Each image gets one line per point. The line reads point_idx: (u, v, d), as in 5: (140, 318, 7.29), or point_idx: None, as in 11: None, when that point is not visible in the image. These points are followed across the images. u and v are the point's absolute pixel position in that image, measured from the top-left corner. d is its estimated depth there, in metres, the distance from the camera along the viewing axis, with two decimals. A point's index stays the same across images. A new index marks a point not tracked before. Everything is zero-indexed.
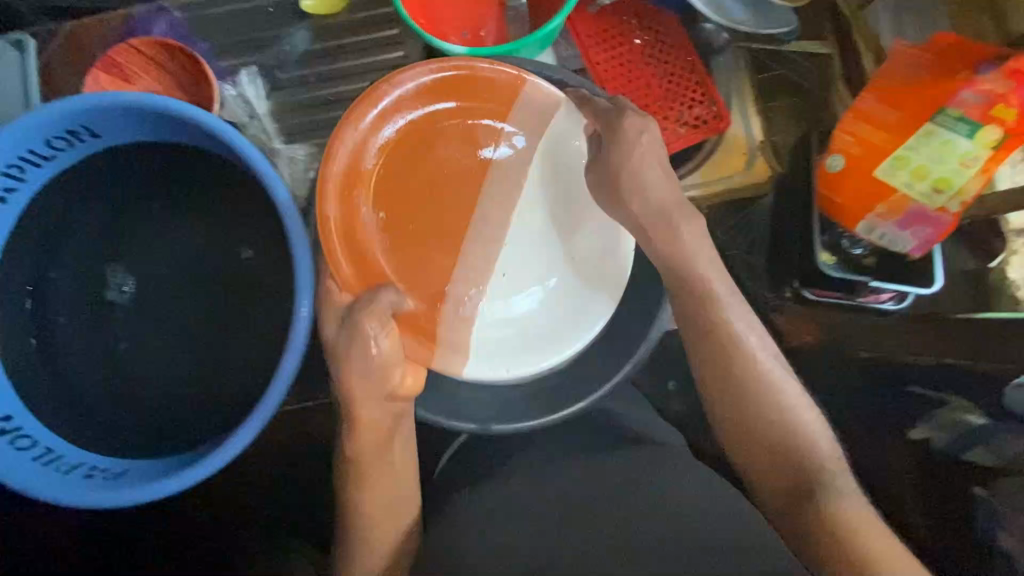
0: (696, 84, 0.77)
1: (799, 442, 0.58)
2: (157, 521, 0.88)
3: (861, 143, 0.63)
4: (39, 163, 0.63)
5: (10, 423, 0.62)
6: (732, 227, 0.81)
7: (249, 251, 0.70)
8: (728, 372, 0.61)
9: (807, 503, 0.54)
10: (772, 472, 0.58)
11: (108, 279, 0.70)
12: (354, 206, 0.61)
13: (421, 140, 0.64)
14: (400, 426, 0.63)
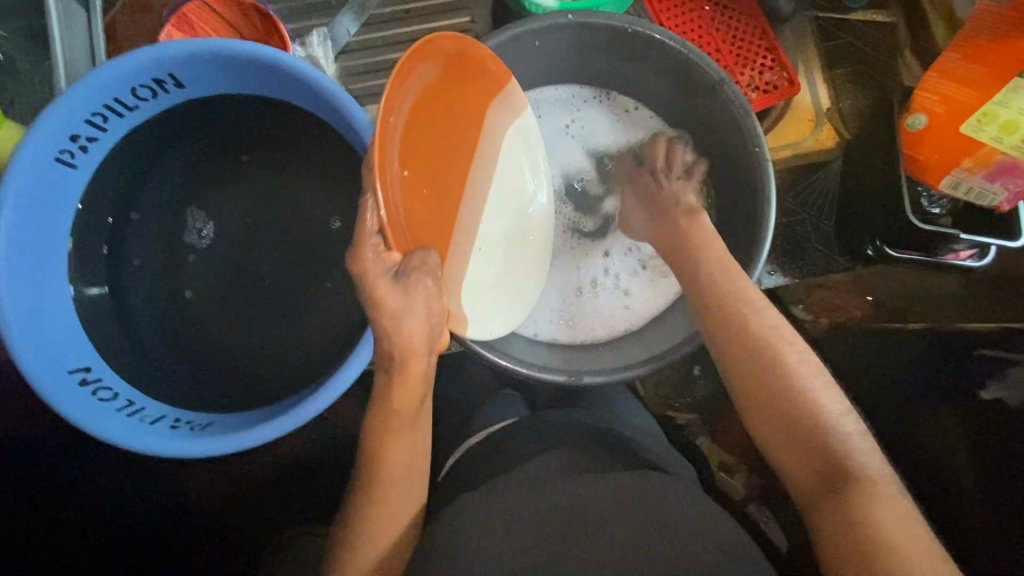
0: (767, 49, 0.78)
1: (833, 439, 0.55)
2: (209, 479, 0.90)
3: (945, 101, 0.64)
4: (122, 114, 0.64)
5: (91, 373, 0.62)
6: (796, 191, 0.83)
7: (338, 221, 0.71)
8: (757, 371, 0.58)
9: (841, 506, 0.52)
10: (803, 472, 0.55)
11: (188, 222, 0.71)
12: (390, 159, 0.54)
13: (440, 109, 0.62)
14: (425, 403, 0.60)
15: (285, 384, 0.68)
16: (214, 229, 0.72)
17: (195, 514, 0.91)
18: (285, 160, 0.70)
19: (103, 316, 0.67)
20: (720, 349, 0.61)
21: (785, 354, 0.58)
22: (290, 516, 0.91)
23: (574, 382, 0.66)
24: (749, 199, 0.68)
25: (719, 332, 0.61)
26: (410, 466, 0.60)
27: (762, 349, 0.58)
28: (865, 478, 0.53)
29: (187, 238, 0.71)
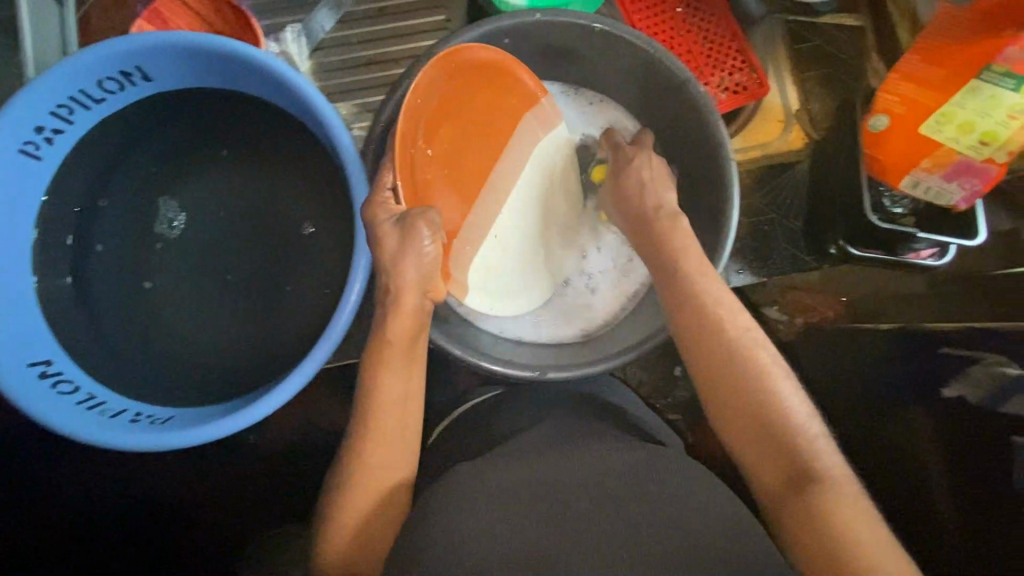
0: (736, 51, 0.79)
1: (796, 439, 0.55)
2: (179, 477, 0.89)
3: (905, 102, 0.65)
4: (88, 107, 0.64)
5: (52, 366, 0.62)
6: (768, 192, 0.84)
7: (311, 227, 0.70)
8: (724, 369, 0.58)
9: (803, 505, 0.52)
10: (767, 471, 0.56)
11: (160, 211, 0.71)
12: (411, 134, 0.65)
13: (473, 98, 0.72)
14: (411, 388, 0.60)
15: (254, 379, 0.67)
16: (185, 220, 0.71)
17: (168, 515, 0.90)
18: (256, 155, 0.70)
19: (68, 310, 0.66)
20: (689, 347, 0.60)
21: (751, 355, 0.58)
22: (265, 514, 0.91)
23: (539, 378, 0.67)
24: (717, 197, 0.68)
25: (689, 332, 0.60)
26: (395, 449, 0.58)
27: (731, 349, 0.58)
28: (826, 477, 0.53)
29: (158, 228, 0.70)
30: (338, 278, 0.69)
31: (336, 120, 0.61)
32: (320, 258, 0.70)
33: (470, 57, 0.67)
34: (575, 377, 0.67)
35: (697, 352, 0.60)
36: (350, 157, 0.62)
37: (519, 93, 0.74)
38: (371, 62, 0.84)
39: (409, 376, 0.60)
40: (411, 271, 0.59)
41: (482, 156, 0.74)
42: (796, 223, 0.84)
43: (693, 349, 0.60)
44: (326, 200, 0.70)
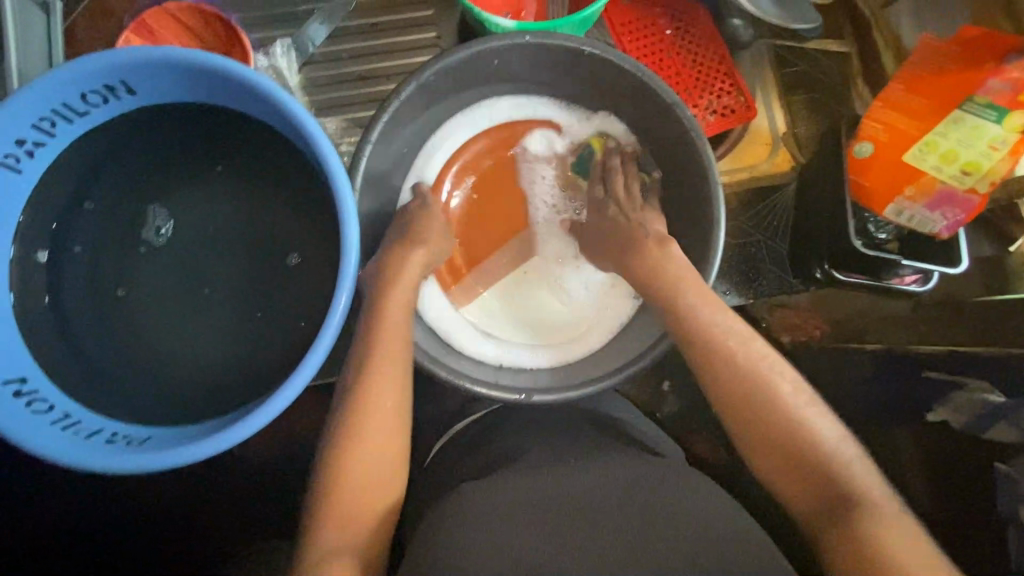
0: (724, 74, 0.80)
1: (832, 462, 0.56)
2: (158, 492, 0.88)
3: (889, 130, 0.66)
4: (71, 121, 0.63)
5: (26, 384, 0.61)
6: (757, 212, 0.84)
7: (296, 258, 0.69)
8: (748, 395, 0.59)
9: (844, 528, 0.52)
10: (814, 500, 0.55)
11: (148, 218, 0.69)
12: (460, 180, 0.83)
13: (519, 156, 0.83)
14: (400, 405, 0.63)
15: (235, 398, 0.66)
16: (172, 226, 0.69)
17: (146, 531, 0.88)
18: (239, 169, 0.69)
19: (44, 325, 0.65)
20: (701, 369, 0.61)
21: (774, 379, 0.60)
22: (246, 532, 0.89)
23: (526, 401, 0.65)
24: (705, 222, 0.68)
25: (695, 353, 0.62)
26: (385, 457, 0.60)
27: (756, 372, 0.60)
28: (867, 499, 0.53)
29: (144, 234, 0.69)
30: (323, 296, 0.68)
31: (321, 136, 0.60)
32: (303, 275, 0.68)
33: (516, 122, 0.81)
34: (551, 399, 0.66)
35: (720, 378, 0.61)
36: (335, 171, 0.60)
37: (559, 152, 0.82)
38: (361, 77, 0.84)
39: (398, 397, 0.62)
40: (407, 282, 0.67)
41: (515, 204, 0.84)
42: (782, 244, 0.84)
43: (715, 376, 0.61)
44: (309, 217, 0.69)
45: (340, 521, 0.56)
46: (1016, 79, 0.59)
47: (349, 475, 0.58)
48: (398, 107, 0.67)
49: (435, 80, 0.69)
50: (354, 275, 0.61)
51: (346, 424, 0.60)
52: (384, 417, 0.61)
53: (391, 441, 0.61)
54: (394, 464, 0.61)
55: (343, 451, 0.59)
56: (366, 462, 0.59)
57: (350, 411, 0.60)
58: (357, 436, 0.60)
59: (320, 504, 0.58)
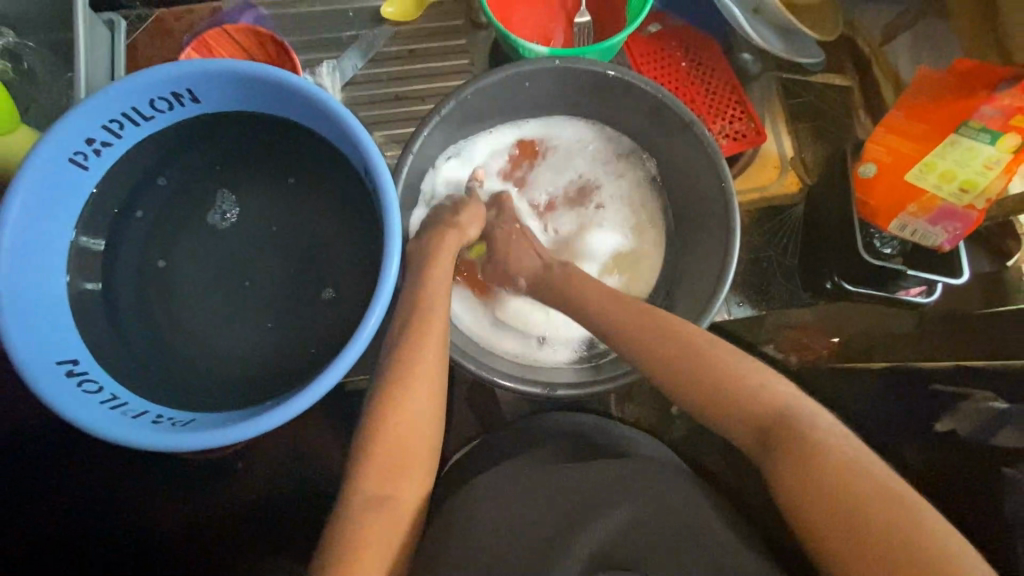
0: (736, 103, 0.86)
1: (834, 461, 0.54)
2: None
3: (892, 152, 0.72)
4: (138, 124, 0.68)
5: (78, 366, 0.64)
6: (766, 232, 0.89)
7: (330, 291, 0.72)
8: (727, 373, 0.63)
9: (838, 517, 0.52)
10: (801, 492, 0.54)
11: (216, 204, 0.74)
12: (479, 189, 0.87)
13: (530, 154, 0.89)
14: (439, 402, 0.66)
15: (271, 386, 0.69)
16: (239, 213, 0.74)
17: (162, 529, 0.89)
18: (301, 179, 0.74)
19: (93, 311, 0.69)
20: (690, 381, 0.64)
21: (777, 391, 0.61)
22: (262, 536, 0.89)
23: (550, 395, 0.71)
24: (724, 233, 0.73)
25: (668, 348, 0.66)
26: (422, 443, 0.64)
27: (751, 386, 0.62)
28: (876, 498, 0.51)
29: (211, 216, 0.74)
30: (361, 291, 0.71)
31: (368, 139, 0.65)
32: (341, 273, 0.72)
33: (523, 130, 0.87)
34: (581, 393, 0.71)
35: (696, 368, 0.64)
36: (380, 170, 0.65)
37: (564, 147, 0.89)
38: (398, 97, 0.91)
39: (437, 391, 0.66)
40: (445, 283, 0.72)
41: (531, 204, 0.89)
42: (792, 261, 0.89)
43: (687, 363, 0.65)
44: (349, 219, 0.73)
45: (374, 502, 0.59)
46: (1009, 105, 0.62)
47: (382, 464, 0.61)
48: (437, 122, 0.73)
49: (472, 99, 0.75)
50: (395, 273, 0.64)
51: (382, 414, 0.63)
52: (421, 402, 0.64)
53: (428, 428, 0.64)
54: (428, 447, 0.64)
55: (383, 434, 0.62)
56: (402, 445, 0.62)
57: (389, 397, 0.64)
58: (395, 423, 0.63)
59: (353, 488, 0.61)
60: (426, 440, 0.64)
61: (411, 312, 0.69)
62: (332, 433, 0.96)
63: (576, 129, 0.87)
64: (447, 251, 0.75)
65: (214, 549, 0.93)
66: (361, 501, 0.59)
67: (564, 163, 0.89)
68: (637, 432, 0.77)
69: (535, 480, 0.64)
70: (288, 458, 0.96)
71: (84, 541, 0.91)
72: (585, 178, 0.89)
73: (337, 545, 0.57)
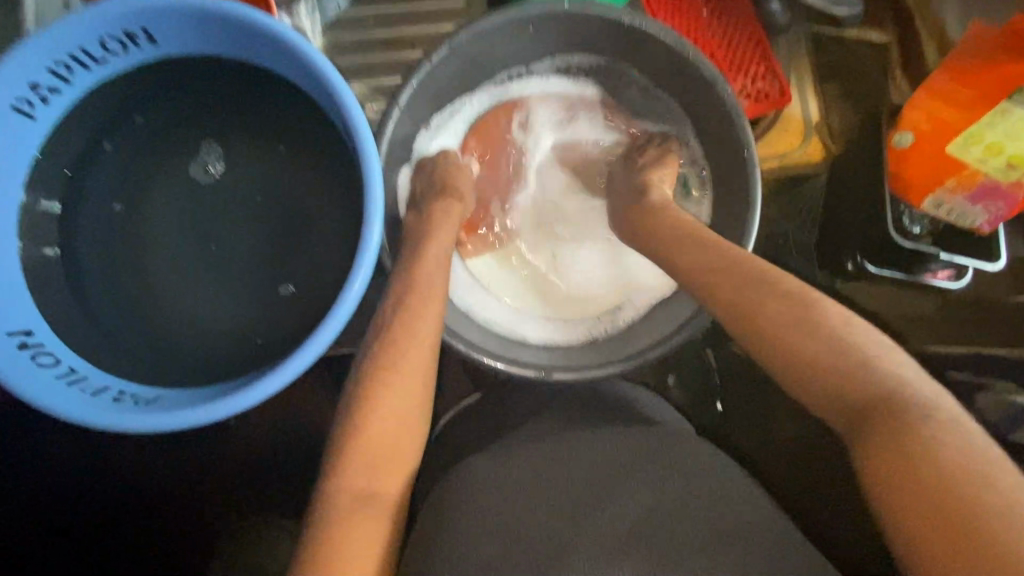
0: (760, 59, 0.77)
1: (920, 411, 0.46)
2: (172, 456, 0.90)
3: (932, 120, 0.65)
4: (89, 68, 0.60)
5: (32, 338, 0.58)
6: (785, 203, 0.83)
7: (289, 288, 0.66)
8: (767, 293, 0.56)
9: (889, 452, 0.44)
10: (861, 422, 0.48)
11: (202, 155, 0.67)
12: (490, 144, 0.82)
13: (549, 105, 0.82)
14: (425, 386, 0.62)
15: (248, 361, 0.64)
16: (224, 168, 0.67)
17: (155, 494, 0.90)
18: (285, 140, 0.67)
19: (50, 277, 0.63)
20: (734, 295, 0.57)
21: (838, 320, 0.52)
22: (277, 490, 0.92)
23: (544, 378, 0.66)
24: (743, 207, 0.68)
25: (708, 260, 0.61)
26: (405, 428, 0.59)
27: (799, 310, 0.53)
28: (964, 451, 0.43)
29: (195, 170, 0.67)
30: (342, 262, 0.65)
31: (348, 92, 0.58)
32: (322, 241, 0.66)
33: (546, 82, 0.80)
34: (573, 377, 0.66)
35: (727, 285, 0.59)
36: (359, 127, 0.58)
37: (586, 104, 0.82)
38: (387, 44, 0.82)
39: (425, 371, 0.62)
40: (433, 255, 0.66)
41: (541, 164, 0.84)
42: (810, 236, 0.83)
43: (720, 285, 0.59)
44: (330, 183, 0.67)
45: (355, 490, 0.55)
46: None
47: (361, 450, 0.57)
48: (427, 72, 0.65)
49: (469, 45, 0.67)
50: (377, 243, 0.58)
51: (363, 395, 0.59)
52: (407, 378, 0.60)
53: (411, 412, 0.60)
54: (416, 427, 0.60)
55: (366, 417, 0.58)
56: (386, 428, 0.58)
57: (372, 372, 0.60)
58: (377, 407, 0.58)
59: (333, 476, 0.56)
60: (413, 419, 0.60)
61: (396, 286, 0.63)
62: (319, 401, 0.93)
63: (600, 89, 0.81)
64: (436, 218, 0.68)
65: (207, 512, 0.93)
66: (343, 488, 0.55)
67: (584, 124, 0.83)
68: (633, 388, 0.77)
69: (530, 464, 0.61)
70: (274, 426, 0.93)
71: (75, 502, 0.90)
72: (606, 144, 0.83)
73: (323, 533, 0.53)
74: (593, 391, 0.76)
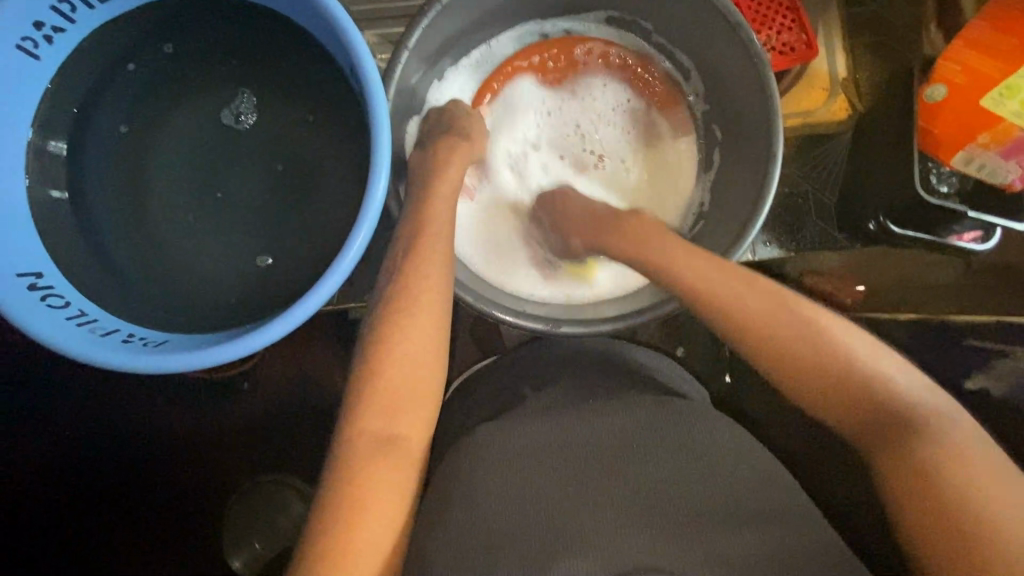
0: (787, 9, 0.74)
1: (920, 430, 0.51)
2: (196, 413, 0.94)
3: (968, 71, 0.62)
4: (91, 5, 0.59)
5: (42, 280, 0.58)
6: (807, 163, 0.81)
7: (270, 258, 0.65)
8: (765, 309, 0.58)
9: (926, 497, 0.48)
10: (885, 459, 0.51)
11: (234, 102, 0.66)
12: (512, 95, 0.80)
13: (572, 55, 0.80)
14: (441, 339, 0.61)
15: (257, 311, 0.64)
16: (256, 119, 0.66)
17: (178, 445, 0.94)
18: (292, 83, 0.65)
19: (62, 222, 0.62)
20: (739, 311, 0.58)
21: (821, 328, 0.56)
22: (289, 450, 0.95)
23: (551, 332, 0.65)
24: (763, 161, 0.65)
25: (708, 261, 0.61)
26: (421, 379, 0.59)
27: (823, 331, 0.56)
28: (965, 473, 0.47)
29: (227, 116, 0.66)
30: (350, 211, 0.65)
31: (354, 29, 0.55)
32: (333, 189, 0.65)
33: (574, 33, 0.79)
34: (580, 331, 0.65)
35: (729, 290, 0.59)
36: (366, 65, 0.56)
37: (608, 56, 0.80)
38: None
39: (441, 325, 0.61)
40: (444, 205, 0.65)
41: (558, 116, 0.81)
42: (830, 198, 0.81)
43: (723, 288, 0.59)
44: (340, 130, 0.65)
45: (374, 440, 0.56)
46: None
47: (374, 398, 0.57)
48: (437, 14, 0.63)
49: None
50: (383, 189, 0.56)
51: (376, 347, 0.59)
52: (419, 331, 0.59)
53: (425, 363, 0.59)
54: (430, 380, 0.59)
55: (380, 367, 0.58)
56: (401, 379, 0.58)
57: (384, 325, 0.59)
58: (391, 357, 0.58)
59: (348, 424, 0.56)
60: (426, 373, 0.59)
61: (407, 236, 0.63)
62: (329, 356, 0.94)
63: (620, 44, 0.80)
64: (447, 166, 0.67)
65: (221, 465, 0.95)
66: (360, 436, 0.55)
67: (607, 77, 0.81)
68: (653, 355, 0.77)
69: (550, 425, 0.61)
70: (285, 380, 0.94)
71: (95, 450, 0.93)
72: (626, 100, 0.81)
73: (335, 479, 0.54)
74: (607, 352, 0.76)
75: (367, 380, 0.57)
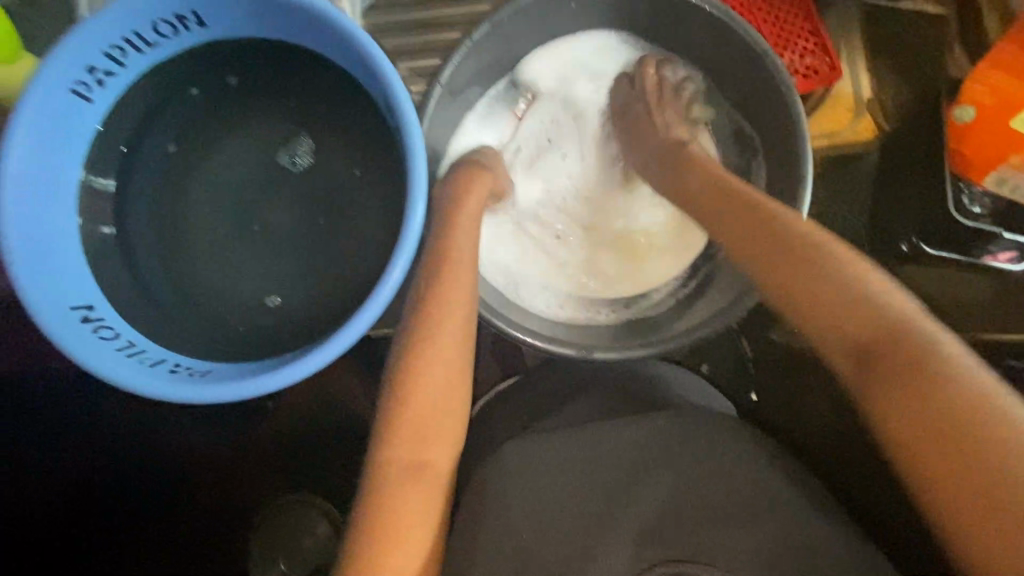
0: (810, 33, 0.75)
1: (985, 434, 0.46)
2: (228, 436, 0.96)
3: (996, 92, 0.64)
4: (141, 51, 0.62)
5: (93, 312, 0.61)
6: (833, 183, 0.80)
7: (276, 299, 0.67)
8: (831, 294, 0.55)
9: (965, 490, 0.46)
10: (923, 453, 0.49)
11: (287, 146, 0.68)
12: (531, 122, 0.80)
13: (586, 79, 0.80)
14: (464, 365, 0.62)
15: (293, 340, 0.65)
16: (310, 162, 0.68)
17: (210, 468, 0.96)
18: (329, 120, 0.68)
19: (110, 255, 0.65)
20: (804, 292, 0.56)
21: (911, 319, 0.52)
22: (318, 473, 0.96)
23: (584, 357, 0.65)
24: (791, 185, 0.66)
25: (780, 245, 0.58)
26: (445, 405, 0.60)
27: (901, 314, 0.52)
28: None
29: (282, 158, 0.68)
30: (384, 242, 0.66)
31: (391, 68, 0.58)
32: (367, 221, 0.67)
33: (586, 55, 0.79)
34: (614, 356, 0.65)
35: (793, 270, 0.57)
36: (402, 102, 0.58)
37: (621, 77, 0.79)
38: (426, 24, 0.81)
39: (463, 353, 0.63)
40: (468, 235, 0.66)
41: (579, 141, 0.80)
42: (856, 219, 0.81)
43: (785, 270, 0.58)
44: (374, 164, 0.67)
45: (405, 468, 0.56)
46: None
47: (401, 424, 0.58)
48: (468, 50, 0.65)
49: (508, 21, 0.67)
50: (420, 220, 0.58)
51: (403, 374, 0.59)
52: (444, 359, 0.61)
53: (449, 391, 0.60)
54: (455, 406, 0.61)
55: (408, 395, 0.59)
56: (428, 408, 0.59)
57: (409, 352, 0.60)
58: (418, 385, 0.59)
59: (379, 453, 0.57)
60: (451, 400, 0.60)
61: (434, 266, 0.63)
62: (358, 381, 0.95)
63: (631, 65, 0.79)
64: (475, 195, 0.68)
65: (250, 487, 0.96)
66: (391, 465, 0.56)
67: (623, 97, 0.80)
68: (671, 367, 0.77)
69: (574, 450, 0.59)
70: (316, 405, 0.96)
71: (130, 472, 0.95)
72: None
73: (369, 508, 0.54)
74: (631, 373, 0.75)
75: (399, 408, 0.58)
